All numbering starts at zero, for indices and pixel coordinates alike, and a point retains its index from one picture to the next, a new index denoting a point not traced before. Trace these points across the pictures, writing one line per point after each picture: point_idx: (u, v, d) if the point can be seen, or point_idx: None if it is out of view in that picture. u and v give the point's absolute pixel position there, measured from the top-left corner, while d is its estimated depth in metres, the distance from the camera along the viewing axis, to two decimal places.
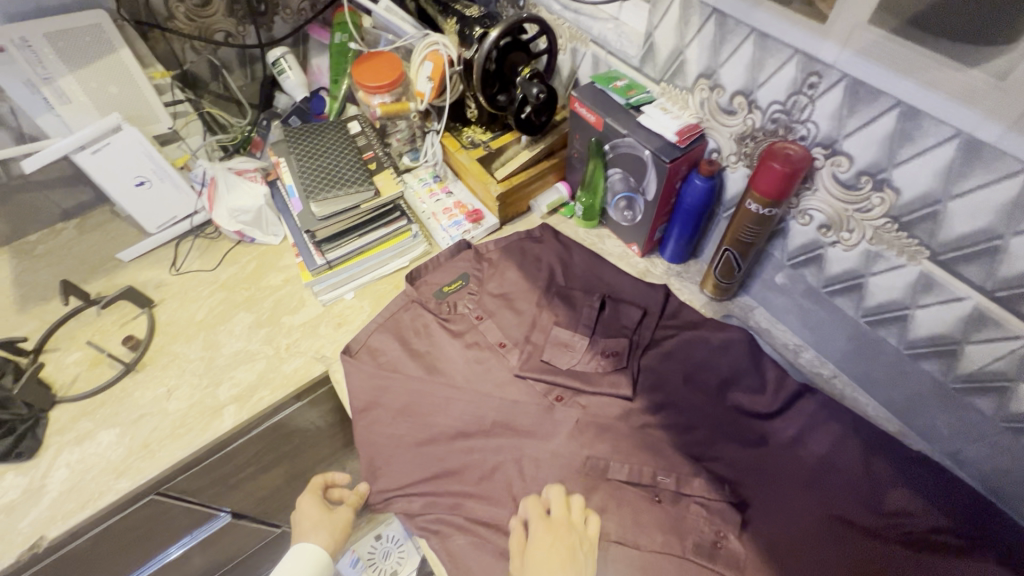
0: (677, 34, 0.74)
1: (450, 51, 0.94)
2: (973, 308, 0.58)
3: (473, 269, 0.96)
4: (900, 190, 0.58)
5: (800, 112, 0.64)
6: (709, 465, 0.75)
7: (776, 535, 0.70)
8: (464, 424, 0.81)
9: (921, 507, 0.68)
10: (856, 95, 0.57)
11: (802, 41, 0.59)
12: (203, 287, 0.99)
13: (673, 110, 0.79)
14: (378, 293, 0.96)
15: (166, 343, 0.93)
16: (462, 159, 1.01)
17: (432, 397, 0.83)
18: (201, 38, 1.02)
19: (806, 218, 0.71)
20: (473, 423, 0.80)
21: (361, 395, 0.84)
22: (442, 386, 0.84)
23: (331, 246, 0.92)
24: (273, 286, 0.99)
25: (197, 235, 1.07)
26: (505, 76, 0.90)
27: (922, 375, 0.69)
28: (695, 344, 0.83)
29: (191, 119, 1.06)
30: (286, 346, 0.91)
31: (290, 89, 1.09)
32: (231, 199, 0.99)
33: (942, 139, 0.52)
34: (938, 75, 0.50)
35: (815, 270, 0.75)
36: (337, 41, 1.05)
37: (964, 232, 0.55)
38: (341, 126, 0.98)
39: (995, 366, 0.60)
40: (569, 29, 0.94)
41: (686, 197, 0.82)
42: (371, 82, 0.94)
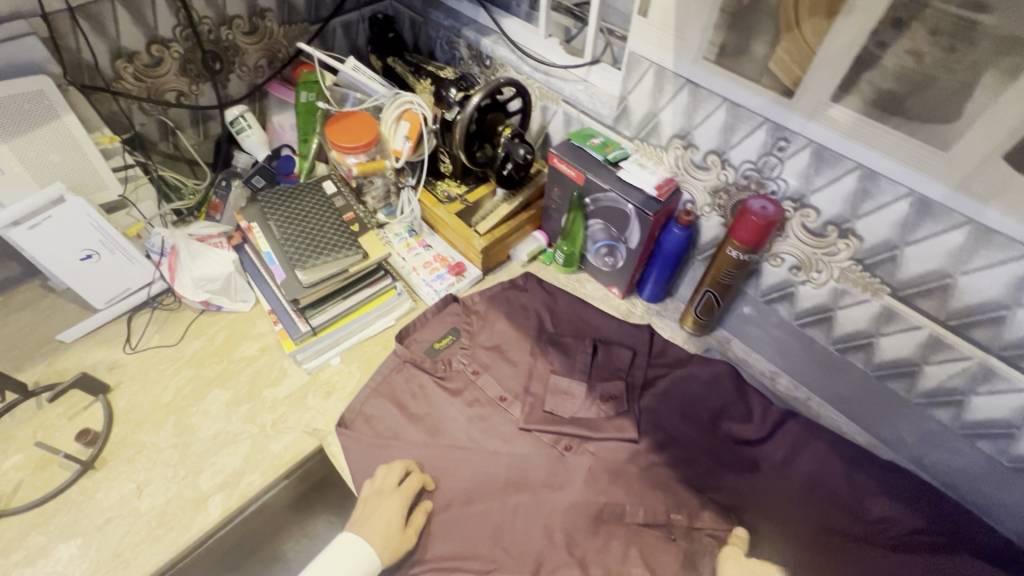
0: (652, 98, 0.80)
1: (426, 110, 0.96)
2: (930, 335, 0.67)
3: (462, 323, 0.96)
4: (863, 237, 0.67)
5: (770, 170, 0.72)
6: (714, 496, 0.79)
7: (782, 556, 0.75)
8: (476, 483, 0.79)
9: (901, 512, 0.76)
10: (821, 158, 0.66)
11: (771, 112, 0.67)
12: (166, 364, 0.91)
13: (649, 165, 0.86)
14: (366, 355, 0.93)
15: (129, 433, 0.83)
16: (441, 214, 1.02)
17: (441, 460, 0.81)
18: (150, 99, 0.95)
19: (778, 260, 0.79)
20: (485, 483, 0.79)
21: (363, 467, 0.80)
22: (448, 448, 0.82)
23: (315, 312, 0.89)
24: (248, 356, 0.92)
25: (155, 306, 0.98)
26: (484, 135, 0.93)
27: (889, 393, 0.78)
28: (686, 380, 0.88)
29: (142, 183, 0.97)
30: (271, 423, 0.85)
31: (251, 148, 1.06)
32: (196, 267, 0.93)
33: (897, 196, 0.61)
34: (892, 144, 0.59)
35: (788, 305, 0.83)
36: (303, 100, 1.03)
37: (919, 272, 0.64)
38: (317, 187, 0.96)
39: (951, 384, 0.69)
40: (539, 88, 0.99)
41: (666, 243, 0.88)
42: (346, 143, 0.93)
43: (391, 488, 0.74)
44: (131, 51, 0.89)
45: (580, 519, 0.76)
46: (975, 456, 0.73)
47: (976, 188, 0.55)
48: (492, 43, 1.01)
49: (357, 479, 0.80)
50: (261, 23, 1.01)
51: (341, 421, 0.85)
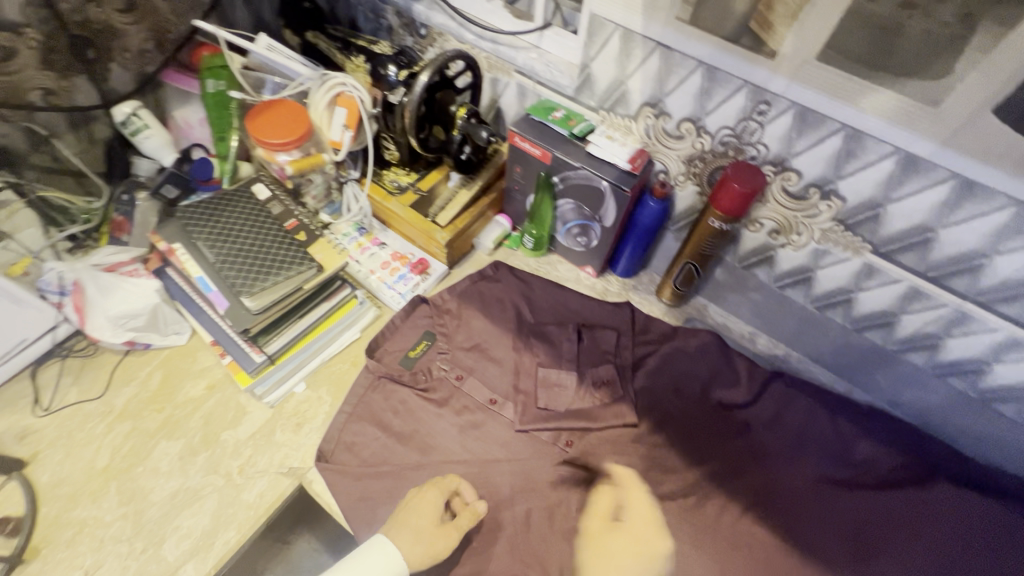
0: (618, 65, 0.74)
1: (363, 92, 0.83)
2: (908, 286, 0.69)
3: (435, 325, 0.89)
4: (846, 198, 0.67)
5: (750, 136, 0.69)
6: (716, 466, 0.80)
7: (785, 512, 0.77)
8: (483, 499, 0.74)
9: (884, 451, 0.79)
10: (804, 120, 0.63)
11: (752, 74, 0.63)
12: (94, 422, 0.77)
13: (617, 137, 0.81)
14: (334, 376, 0.84)
15: (62, 512, 0.70)
16: (394, 208, 0.92)
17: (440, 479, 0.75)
18: (10, 102, 0.75)
19: (757, 225, 0.78)
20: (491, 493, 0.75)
21: (356, 499, 0.73)
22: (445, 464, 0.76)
23: (269, 338, 0.78)
24: (194, 398, 0.80)
25: (65, 355, 0.82)
26: (435, 116, 0.83)
27: (865, 342, 0.81)
28: (675, 356, 0.87)
29: (18, 208, 0.78)
30: (238, 470, 0.75)
31: (153, 151, 0.90)
32: (109, 306, 0.77)
33: (883, 154, 0.60)
34: (880, 103, 0.57)
35: (767, 269, 0.83)
36: (212, 89, 0.88)
37: (901, 228, 0.65)
38: (247, 193, 0.83)
39: (928, 330, 0.72)
40: (487, 58, 0.89)
41: (642, 218, 0.85)
42: (273, 139, 0.80)
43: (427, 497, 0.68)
44: None
45: (593, 514, 0.74)
46: (945, 391, 0.78)
47: (964, 142, 0.55)
48: (426, 10, 0.90)
49: (351, 514, 0.73)
50: None
51: (320, 454, 0.76)
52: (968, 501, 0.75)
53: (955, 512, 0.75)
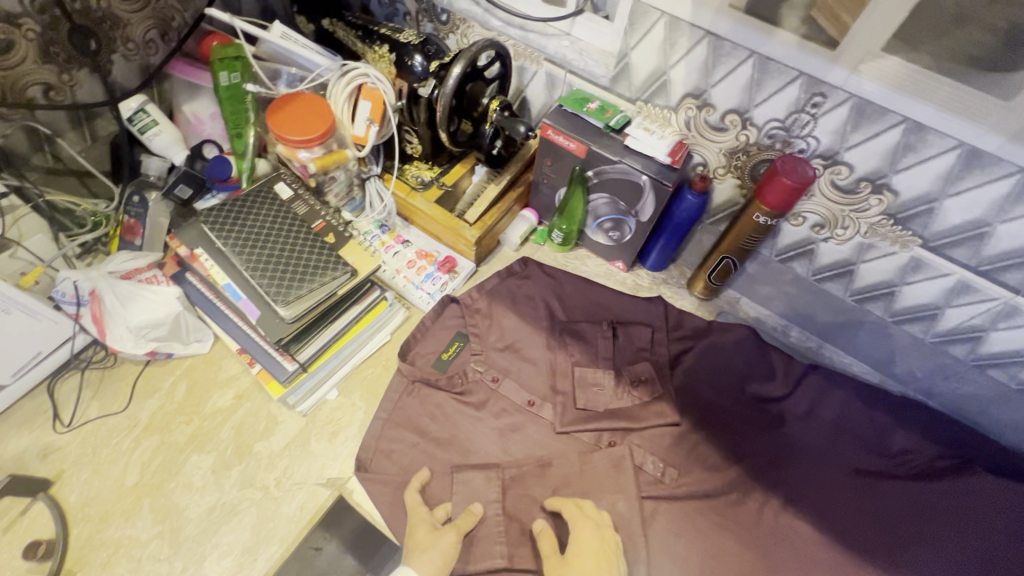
0: (660, 55, 0.71)
1: (386, 85, 0.79)
2: (957, 281, 0.69)
3: (466, 325, 0.86)
4: (899, 193, 0.65)
5: (800, 128, 0.67)
6: (757, 461, 0.79)
7: (824, 504, 0.78)
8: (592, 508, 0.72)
9: (919, 442, 0.81)
10: (862, 114, 0.61)
11: (808, 66, 0.60)
12: (119, 437, 0.74)
13: (656, 129, 0.77)
14: (367, 381, 0.81)
15: (95, 532, 0.68)
16: (419, 205, 0.88)
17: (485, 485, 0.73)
18: (9, 101, 0.70)
19: (799, 219, 0.76)
20: (560, 495, 0.73)
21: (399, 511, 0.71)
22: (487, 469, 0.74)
23: (300, 346, 0.75)
24: (223, 409, 0.77)
25: (83, 367, 0.78)
26: (465, 109, 0.80)
27: (904, 334, 0.81)
28: (711, 351, 0.86)
29: (25, 213, 0.73)
30: (275, 482, 0.73)
31: (162, 149, 0.85)
32: (131, 315, 0.73)
33: (944, 149, 0.59)
34: (948, 95, 0.55)
35: (806, 262, 0.82)
36: (224, 81, 0.82)
37: (956, 223, 0.64)
38: (268, 193, 0.79)
39: (972, 323, 0.72)
40: (514, 46, 0.85)
41: (679, 212, 0.83)
42: (295, 135, 0.75)
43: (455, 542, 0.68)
44: None
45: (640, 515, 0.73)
46: (983, 381, 0.78)
47: None
48: None
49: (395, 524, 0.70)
50: None
51: (358, 464, 0.74)
52: (1005, 490, 0.76)
53: (991, 500, 0.76)
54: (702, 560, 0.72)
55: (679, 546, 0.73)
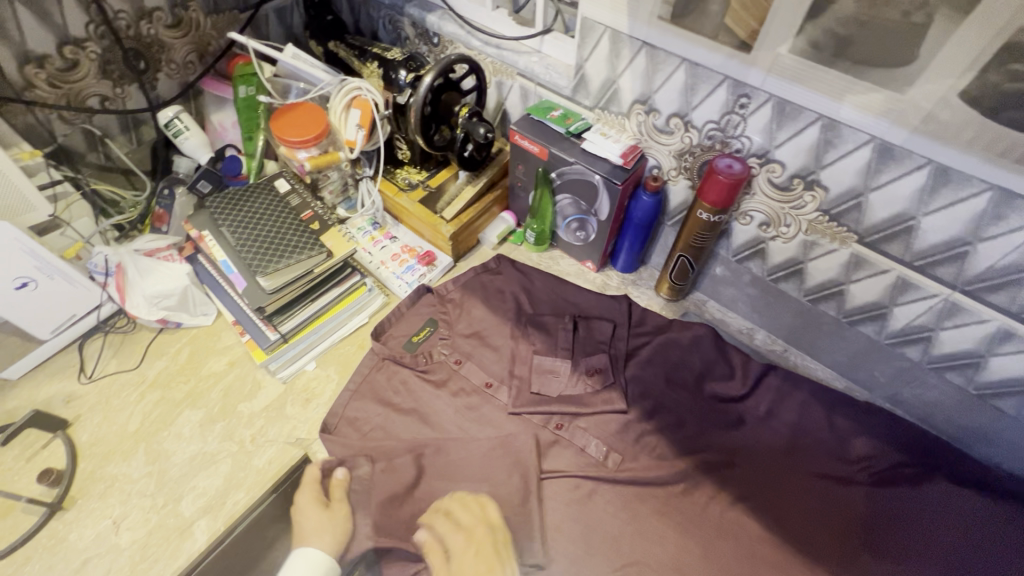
0: (609, 65, 0.78)
1: (376, 95, 0.90)
2: (897, 277, 0.69)
3: (438, 312, 0.94)
4: (829, 188, 0.68)
5: (734, 129, 0.71)
6: (707, 455, 0.80)
7: (775, 504, 0.77)
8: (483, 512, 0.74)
9: (880, 448, 0.78)
10: (783, 112, 0.66)
11: (730, 69, 0.66)
12: (128, 391, 0.86)
13: (612, 134, 0.84)
14: (343, 356, 0.90)
15: (97, 468, 0.78)
16: (403, 203, 0.98)
17: (360, 479, 0.77)
18: (71, 107, 0.86)
19: (747, 218, 0.79)
20: (501, 471, 0.78)
21: (337, 483, 0.75)
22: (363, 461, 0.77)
23: (282, 318, 0.85)
24: (216, 372, 0.88)
25: (107, 331, 0.91)
26: (441, 116, 0.89)
27: (860, 336, 0.80)
28: (668, 347, 0.88)
29: (75, 200, 0.87)
30: (250, 438, 0.82)
31: (191, 151, 0.99)
32: (147, 285, 0.86)
33: (860, 143, 0.62)
34: (853, 91, 0.59)
35: (760, 262, 0.84)
36: (242, 94, 0.98)
37: (885, 217, 0.65)
38: (269, 187, 0.92)
39: (919, 322, 0.72)
40: (492, 63, 0.95)
41: (636, 212, 0.87)
42: (293, 137, 0.87)
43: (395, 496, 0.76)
44: (40, 54, 0.79)
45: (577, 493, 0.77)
46: (944, 387, 0.77)
47: (937, 128, 0.56)
48: (437, 19, 0.96)
49: (332, 488, 0.75)
50: (184, 13, 0.93)
51: (324, 427, 0.82)
52: (966, 500, 0.73)
53: (952, 511, 0.73)
54: (638, 543, 0.74)
55: (617, 528, 0.75)
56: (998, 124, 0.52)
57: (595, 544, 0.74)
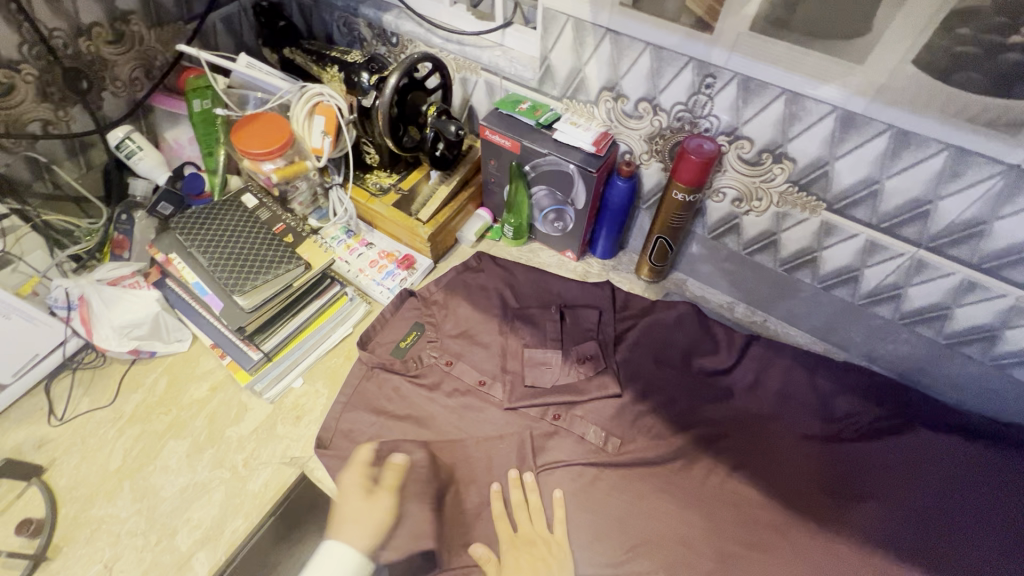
0: (574, 54, 0.79)
1: (339, 100, 0.88)
2: (866, 240, 0.73)
3: (424, 315, 0.92)
4: (796, 159, 0.70)
5: (702, 109, 0.73)
6: (703, 429, 0.82)
7: (770, 469, 0.79)
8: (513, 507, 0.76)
9: (862, 404, 0.82)
10: (748, 89, 0.67)
11: (694, 50, 0.67)
12: (106, 428, 0.81)
13: (582, 122, 0.85)
14: (330, 369, 0.88)
15: (80, 512, 0.74)
16: (377, 208, 0.96)
17: (417, 466, 0.75)
18: (11, 134, 0.80)
19: (720, 195, 0.81)
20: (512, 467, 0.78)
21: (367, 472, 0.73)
22: (415, 448, 0.77)
23: (265, 336, 0.83)
24: (198, 400, 0.85)
25: (75, 367, 0.86)
26: (408, 117, 0.88)
27: (835, 300, 0.84)
28: (654, 328, 0.89)
29: (25, 233, 0.83)
30: (242, 463, 0.79)
31: (148, 171, 0.94)
32: (114, 316, 0.82)
33: (823, 114, 0.64)
34: (814, 64, 0.61)
35: (735, 237, 0.86)
36: (197, 108, 0.94)
37: (851, 183, 0.68)
38: (236, 203, 0.90)
39: (890, 281, 0.75)
40: (455, 60, 0.94)
41: (611, 198, 0.88)
42: (257, 149, 0.84)
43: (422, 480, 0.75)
44: None
45: (581, 479, 0.78)
46: (916, 340, 0.81)
47: (893, 95, 0.58)
48: (395, 18, 0.94)
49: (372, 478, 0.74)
50: (126, 28, 0.88)
51: (318, 443, 0.80)
52: (944, 445, 0.77)
53: (934, 457, 0.77)
54: (646, 521, 0.75)
55: (625, 510, 0.76)
56: (949, 86, 0.55)
57: (607, 527, 0.75)
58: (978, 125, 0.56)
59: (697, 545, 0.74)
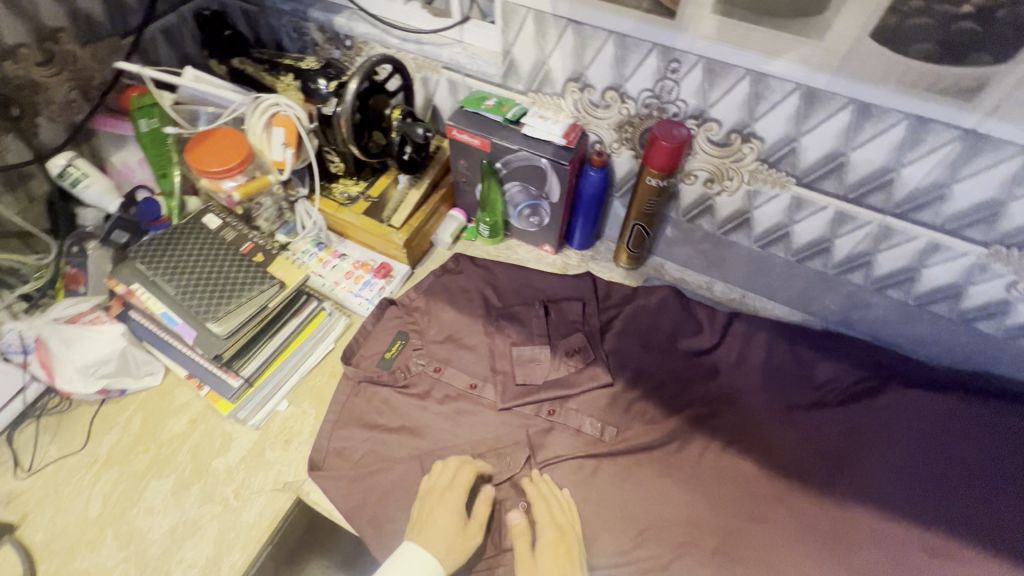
0: (537, 47, 0.78)
1: (297, 109, 0.84)
2: (835, 211, 0.75)
3: (406, 323, 0.91)
4: (764, 138, 0.71)
5: (668, 94, 0.73)
6: (695, 409, 0.83)
7: (763, 442, 0.81)
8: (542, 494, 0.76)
9: (842, 369, 0.85)
10: (713, 72, 0.68)
11: (657, 36, 0.68)
12: (80, 474, 0.77)
13: (549, 115, 0.84)
14: (316, 388, 0.86)
15: (61, 567, 0.70)
16: (347, 218, 0.93)
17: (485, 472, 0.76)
18: None
19: (692, 178, 0.82)
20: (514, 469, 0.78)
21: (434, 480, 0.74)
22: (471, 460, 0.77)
23: (243, 361, 0.80)
24: (178, 434, 0.81)
25: (38, 415, 0.80)
26: (372, 122, 0.85)
27: (809, 271, 0.86)
28: (639, 314, 0.90)
29: None
30: (233, 494, 0.76)
31: (96, 199, 0.88)
32: (74, 356, 0.76)
33: (787, 92, 0.65)
34: (775, 44, 0.62)
35: (709, 218, 0.87)
36: (144, 128, 0.89)
37: (818, 158, 0.70)
38: (199, 225, 0.85)
39: (860, 249, 0.78)
40: (414, 59, 0.91)
41: (585, 188, 0.88)
42: (216, 166, 0.81)
43: (447, 485, 0.72)
44: None
45: (583, 472, 0.79)
46: (888, 303, 0.84)
47: (853, 69, 0.60)
48: (347, 21, 0.91)
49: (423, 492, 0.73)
50: (57, 47, 0.82)
51: (311, 465, 0.78)
52: (922, 401, 0.81)
53: (913, 413, 0.80)
54: (649, 506, 0.76)
55: (628, 497, 0.77)
56: (905, 58, 0.57)
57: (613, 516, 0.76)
58: (935, 93, 0.58)
59: (701, 523, 0.75)
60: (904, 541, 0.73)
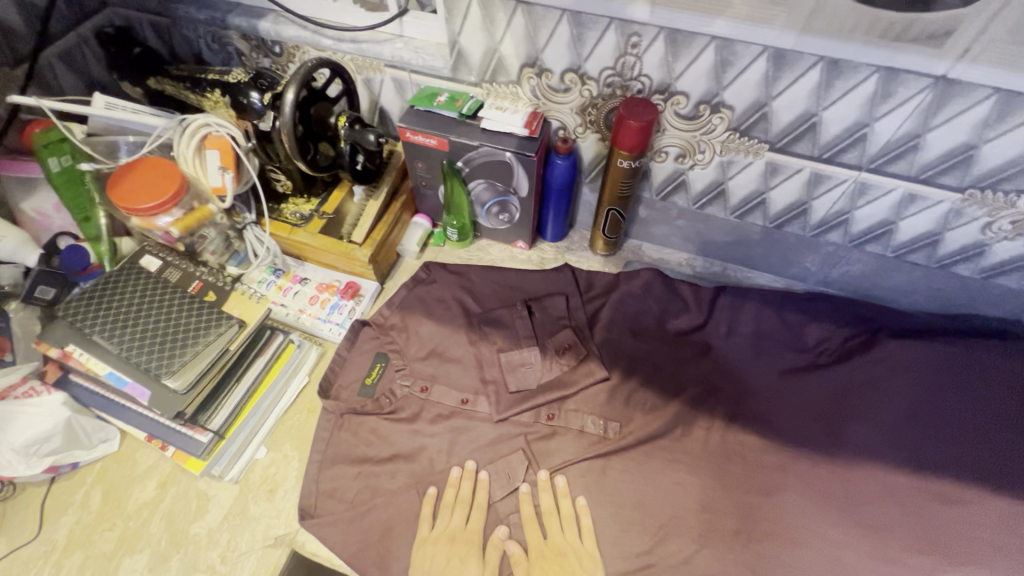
0: (485, 34, 0.73)
1: (231, 129, 0.77)
2: (810, 173, 0.73)
3: (384, 343, 0.85)
4: (733, 106, 0.69)
5: (631, 70, 0.69)
6: (696, 391, 0.82)
7: (765, 413, 0.80)
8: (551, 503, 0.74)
9: (830, 329, 0.85)
10: (676, 42, 0.65)
11: (614, 10, 0.64)
12: (38, 567, 0.68)
13: (507, 105, 0.79)
14: (296, 428, 0.79)
15: None
16: (303, 239, 0.86)
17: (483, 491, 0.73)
18: None
19: (663, 154, 0.79)
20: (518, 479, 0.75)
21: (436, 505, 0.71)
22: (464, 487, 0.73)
23: (209, 414, 0.72)
24: (147, 502, 0.73)
25: None
26: (316, 133, 0.78)
27: (788, 235, 0.85)
28: (624, 301, 0.87)
29: None
30: (220, 559, 0.70)
31: (9, 254, 0.77)
32: (9, 437, 0.66)
33: (754, 56, 0.63)
34: (739, 7, 0.58)
35: (683, 194, 0.85)
36: (57, 168, 0.80)
37: (790, 120, 0.68)
38: (137, 269, 0.77)
39: (837, 208, 0.77)
40: (352, 60, 0.84)
41: (554, 178, 0.84)
42: (145, 202, 0.71)
43: (455, 515, 0.70)
44: None
45: (590, 473, 0.76)
46: (867, 258, 0.84)
47: (820, 26, 0.57)
48: (273, 24, 0.83)
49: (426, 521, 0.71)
50: None
51: (303, 512, 0.72)
52: (912, 349, 0.81)
53: (906, 363, 0.80)
54: (663, 497, 0.74)
55: (640, 491, 0.74)
56: (873, 10, 0.55)
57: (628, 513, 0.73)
58: (904, 42, 0.56)
59: (716, 506, 0.73)
60: (913, 491, 0.73)
